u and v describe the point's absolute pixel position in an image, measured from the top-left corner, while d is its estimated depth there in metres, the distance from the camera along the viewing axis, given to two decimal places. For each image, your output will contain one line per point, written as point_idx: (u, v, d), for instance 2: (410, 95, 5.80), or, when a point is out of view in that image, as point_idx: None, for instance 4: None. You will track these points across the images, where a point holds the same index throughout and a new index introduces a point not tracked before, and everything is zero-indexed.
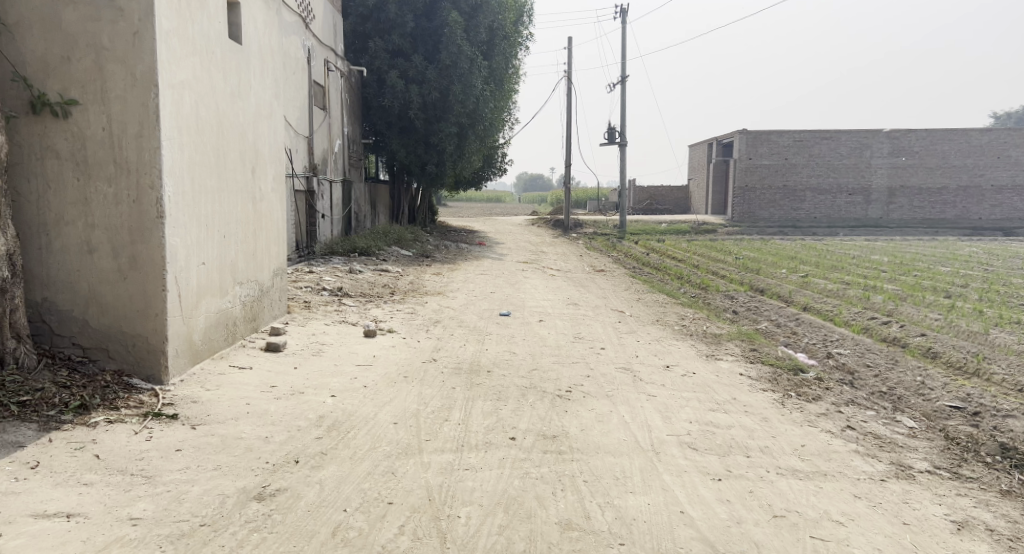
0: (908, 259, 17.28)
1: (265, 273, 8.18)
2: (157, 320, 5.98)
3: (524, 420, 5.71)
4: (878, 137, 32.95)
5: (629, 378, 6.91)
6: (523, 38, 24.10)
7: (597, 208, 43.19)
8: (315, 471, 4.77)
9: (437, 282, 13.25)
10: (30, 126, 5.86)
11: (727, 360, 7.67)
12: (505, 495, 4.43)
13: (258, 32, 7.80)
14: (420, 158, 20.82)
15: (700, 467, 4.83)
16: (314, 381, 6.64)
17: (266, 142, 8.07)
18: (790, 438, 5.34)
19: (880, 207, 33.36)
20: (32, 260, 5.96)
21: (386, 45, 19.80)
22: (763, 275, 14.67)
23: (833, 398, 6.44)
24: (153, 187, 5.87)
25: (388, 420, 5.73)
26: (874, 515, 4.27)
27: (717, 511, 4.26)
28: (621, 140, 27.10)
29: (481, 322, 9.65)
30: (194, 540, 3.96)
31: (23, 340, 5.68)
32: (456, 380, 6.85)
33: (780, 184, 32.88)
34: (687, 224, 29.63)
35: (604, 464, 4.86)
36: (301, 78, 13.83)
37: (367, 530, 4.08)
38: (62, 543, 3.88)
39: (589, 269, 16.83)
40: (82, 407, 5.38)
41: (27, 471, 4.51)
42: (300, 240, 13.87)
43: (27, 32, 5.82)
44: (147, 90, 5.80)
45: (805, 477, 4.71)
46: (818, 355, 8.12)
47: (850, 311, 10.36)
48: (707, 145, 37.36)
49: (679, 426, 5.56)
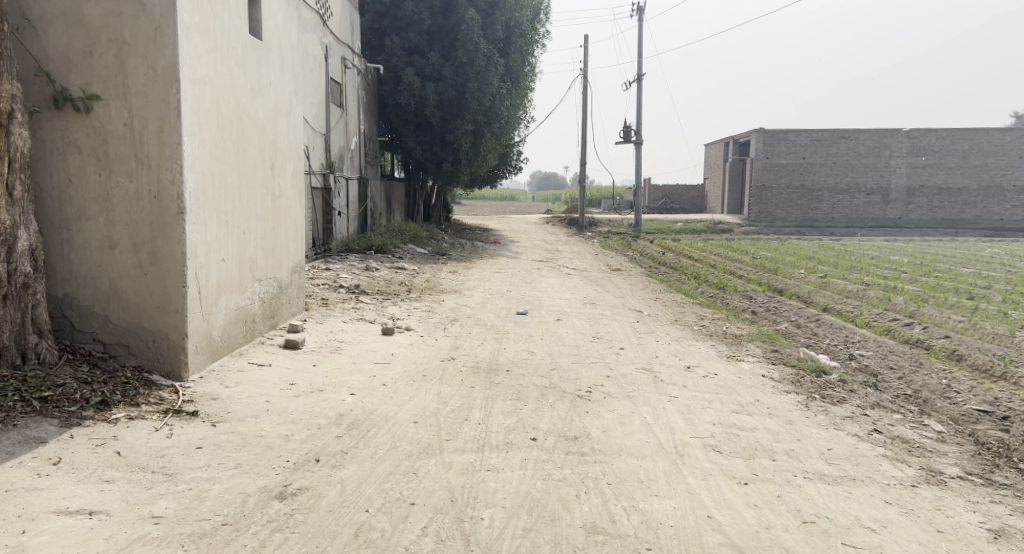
0: (929, 260, 17.11)
1: (284, 269, 8.17)
2: (177, 316, 5.96)
3: (544, 420, 5.65)
4: (897, 136, 32.65)
5: (649, 378, 6.84)
6: (540, 36, 24.01)
7: (612, 207, 43.02)
8: (337, 470, 4.74)
9: (453, 280, 13.22)
10: (52, 121, 5.87)
11: (749, 362, 7.58)
12: (529, 498, 4.38)
13: (279, 28, 7.80)
14: (435, 156, 20.80)
15: (726, 470, 4.77)
16: (333, 378, 6.61)
17: (285, 138, 8.06)
18: (817, 442, 5.27)
19: (899, 207, 33.09)
20: (54, 255, 5.97)
21: (402, 42, 19.76)
22: (781, 275, 14.55)
23: (858, 401, 6.34)
24: (174, 183, 5.85)
25: (408, 419, 5.69)
26: (907, 522, 4.19)
27: (745, 517, 4.19)
28: (637, 139, 27.00)
29: (498, 321, 9.61)
30: (216, 540, 3.94)
31: (44, 336, 5.70)
32: (476, 379, 6.80)
33: (797, 184, 32.61)
34: (703, 223, 29.24)
35: (627, 466, 4.80)
36: (318, 74, 13.84)
37: (390, 531, 4.05)
38: (85, 541, 3.86)
39: (605, 269, 16.54)
40: (103, 403, 5.37)
41: (49, 467, 4.50)
42: (317, 237, 13.88)
43: (50, 26, 5.82)
44: (168, 85, 5.79)
45: (834, 482, 4.64)
46: (840, 356, 8.02)
47: (871, 313, 10.25)
48: (723, 143, 37.11)
49: (702, 428, 5.50)
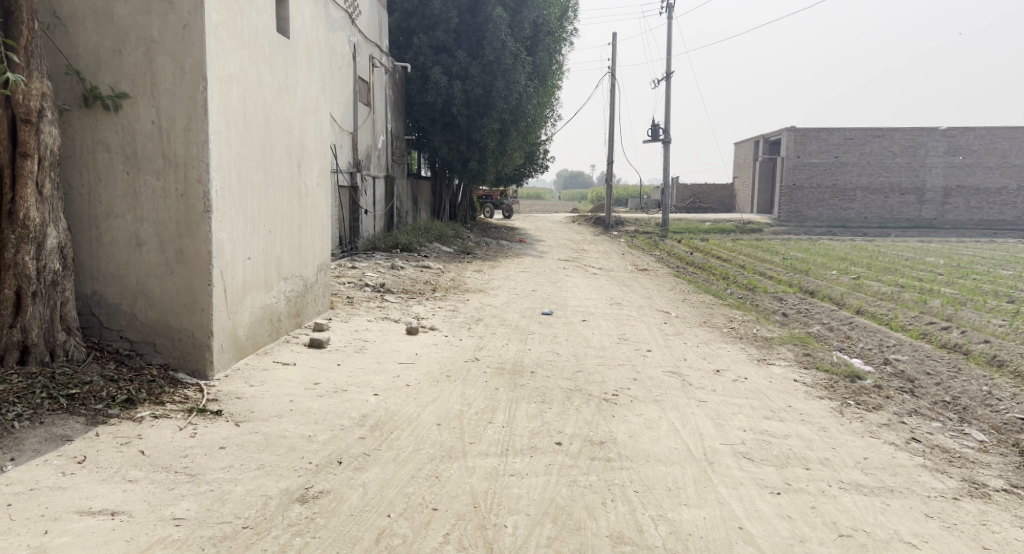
0: (967, 261, 16.69)
1: (310, 268, 8.15)
2: (203, 314, 5.94)
3: (569, 424, 5.55)
4: (934, 135, 31.98)
5: (677, 382, 6.70)
6: (568, 34, 23.90)
7: (639, 206, 42.64)
8: (359, 473, 4.68)
9: (478, 279, 13.15)
10: (82, 119, 5.88)
11: (780, 366, 7.40)
12: (553, 504, 4.28)
13: (306, 26, 7.76)
14: (462, 155, 20.76)
15: (758, 479, 4.62)
16: (357, 378, 6.56)
17: (312, 136, 8.03)
18: (852, 450, 5.10)
19: (934, 208, 32.38)
20: (83, 253, 5.99)
21: (430, 41, 19.74)
22: (813, 276, 14.28)
23: (894, 408, 6.15)
24: (201, 181, 5.83)
25: (432, 420, 5.62)
26: (950, 537, 4.03)
27: (779, 528, 4.05)
28: (665, 137, 26.76)
29: (523, 321, 9.50)
30: (236, 543, 3.88)
31: (73, 333, 5.71)
32: (500, 380, 6.71)
33: (829, 183, 32.15)
34: (733, 223, 28.96)
35: (655, 473, 4.68)
36: (347, 73, 13.85)
37: (411, 537, 3.97)
38: (106, 542, 3.83)
39: (632, 268, 16.39)
40: (129, 401, 5.35)
41: (73, 466, 4.49)
42: (343, 236, 13.91)
43: (80, 25, 5.82)
44: (196, 83, 5.76)
45: (871, 493, 4.48)
46: (875, 361, 7.81)
47: (906, 316, 10.01)
48: (753, 142, 36.67)
49: (733, 434, 5.35)
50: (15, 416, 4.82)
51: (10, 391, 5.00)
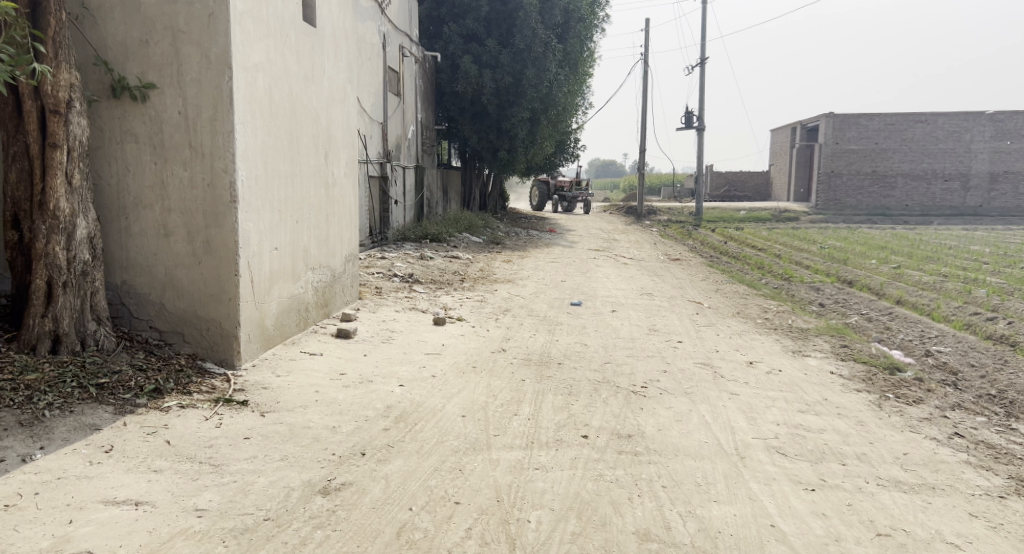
0: (1015, 250, 16.16)
1: (338, 258, 8.12)
2: (230, 304, 5.93)
3: (597, 417, 5.43)
4: (980, 119, 31.04)
5: (709, 374, 6.54)
6: (600, 21, 23.63)
7: (672, 195, 41.97)
8: (382, 465, 4.62)
9: (507, 270, 13.04)
10: (110, 110, 5.87)
11: (816, 358, 7.19)
12: (578, 499, 4.18)
13: (333, 14, 7.70)
14: (492, 144, 20.63)
15: (791, 474, 4.47)
16: (384, 369, 6.52)
17: (339, 126, 7.99)
18: (891, 445, 4.91)
19: (980, 194, 31.44)
20: (112, 244, 5.99)
21: (460, 30, 19.62)
22: (852, 266, 13.93)
23: (937, 402, 5.92)
24: (227, 171, 5.80)
25: (456, 412, 5.55)
26: (996, 539, 3.84)
27: (813, 527, 3.90)
28: (699, 124, 26.39)
29: (552, 312, 9.37)
30: (256, 536, 3.84)
31: (103, 323, 5.71)
32: (526, 372, 6.61)
33: (869, 170, 31.45)
34: (769, 211, 28.45)
35: (684, 468, 4.55)
36: (376, 63, 13.80)
37: (433, 532, 3.89)
38: (128, 533, 3.81)
39: (664, 258, 16.18)
40: (156, 391, 5.35)
41: (100, 455, 4.49)
42: (373, 226, 13.90)
43: (108, 15, 5.80)
44: (221, 73, 5.73)
45: (911, 490, 4.29)
46: (916, 353, 7.56)
47: (949, 306, 9.67)
48: (790, 129, 35.99)
49: (766, 429, 5.19)
50: (45, 405, 4.83)
51: (41, 380, 5.02)
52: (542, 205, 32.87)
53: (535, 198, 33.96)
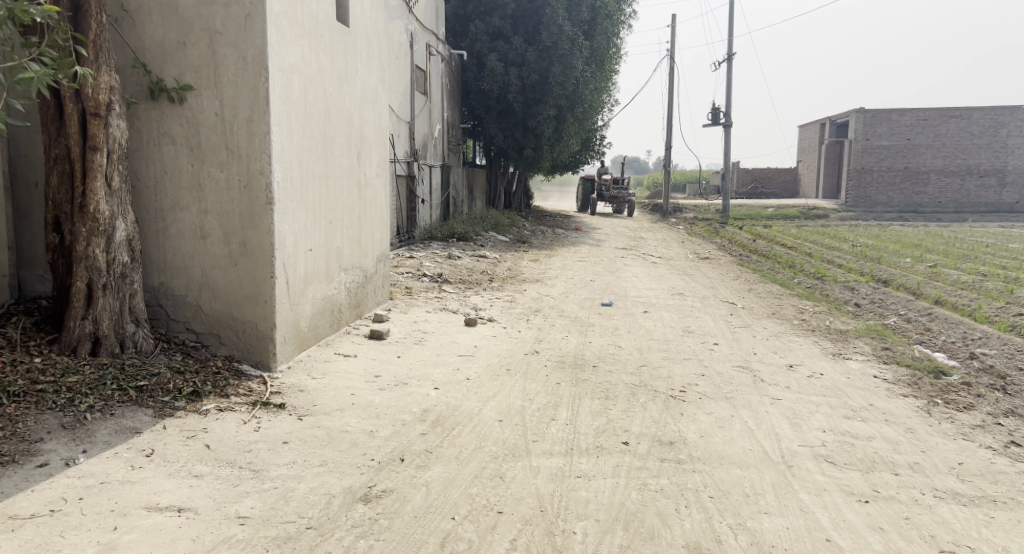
0: None
1: (369, 258, 8.07)
2: (266, 306, 5.91)
3: (636, 423, 5.34)
4: (1017, 114, 30.42)
5: (749, 378, 6.41)
6: (627, 17, 23.47)
7: (699, 192, 41.56)
8: (421, 471, 4.57)
9: (536, 269, 12.96)
10: (149, 112, 5.86)
11: (857, 361, 7.04)
12: (624, 510, 4.09)
13: (365, 13, 7.65)
14: (518, 142, 20.53)
15: (842, 484, 4.35)
16: (417, 371, 6.47)
17: (371, 126, 7.94)
18: (944, 454, 4.78)
19: (1016, 191, 30.80)
20: (150, 246, 5.99)
21: (486, 27, 19.54)
22: (886, 265, 13.70)
23: (987, 408, 5.76)
24: (263, 173, 5.78)
25: (494, 417, 5.48)
26: None
27: (871, 542, 3.79)
28: (727, 120, 26.10)
29: (583, 313, 9.27)
30: (300, 545, 3.80)
31: (142, 325, 5.71)
32: (561, 375, 6.52)
33: (900, 166, 30.94)
34: (797, 208, 28.07)
35: (730, 477, 4.45)
36: (404, 62, 13.77)
37: (478, 543, 3.83)
38: (173, 541, 3.79)
39: (694, 256, 16.02)
40: (195, 393, 5.32)
41: (142, 459, 4.48)
42: (400, 225, 13.86)
43: (146, 17, 5.77)
44: (258, 74, 5.70)
45: (970, 503, 4.17)
46: (960, 355, 7.39)
47: (992, 307, 9.46)
48: (818, 124, 35.52)
49: (812, 436, 5.06)
50: (86, 408, 4.82)
51: (82, 383, 5.04)
52: (590, 208, 32.24)
53: (579, 197, 33.73)
